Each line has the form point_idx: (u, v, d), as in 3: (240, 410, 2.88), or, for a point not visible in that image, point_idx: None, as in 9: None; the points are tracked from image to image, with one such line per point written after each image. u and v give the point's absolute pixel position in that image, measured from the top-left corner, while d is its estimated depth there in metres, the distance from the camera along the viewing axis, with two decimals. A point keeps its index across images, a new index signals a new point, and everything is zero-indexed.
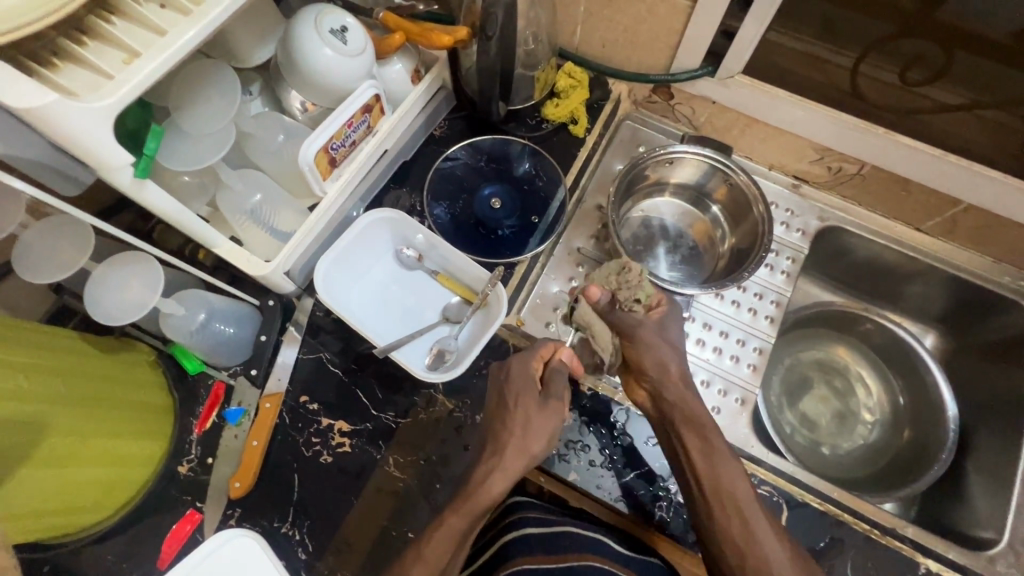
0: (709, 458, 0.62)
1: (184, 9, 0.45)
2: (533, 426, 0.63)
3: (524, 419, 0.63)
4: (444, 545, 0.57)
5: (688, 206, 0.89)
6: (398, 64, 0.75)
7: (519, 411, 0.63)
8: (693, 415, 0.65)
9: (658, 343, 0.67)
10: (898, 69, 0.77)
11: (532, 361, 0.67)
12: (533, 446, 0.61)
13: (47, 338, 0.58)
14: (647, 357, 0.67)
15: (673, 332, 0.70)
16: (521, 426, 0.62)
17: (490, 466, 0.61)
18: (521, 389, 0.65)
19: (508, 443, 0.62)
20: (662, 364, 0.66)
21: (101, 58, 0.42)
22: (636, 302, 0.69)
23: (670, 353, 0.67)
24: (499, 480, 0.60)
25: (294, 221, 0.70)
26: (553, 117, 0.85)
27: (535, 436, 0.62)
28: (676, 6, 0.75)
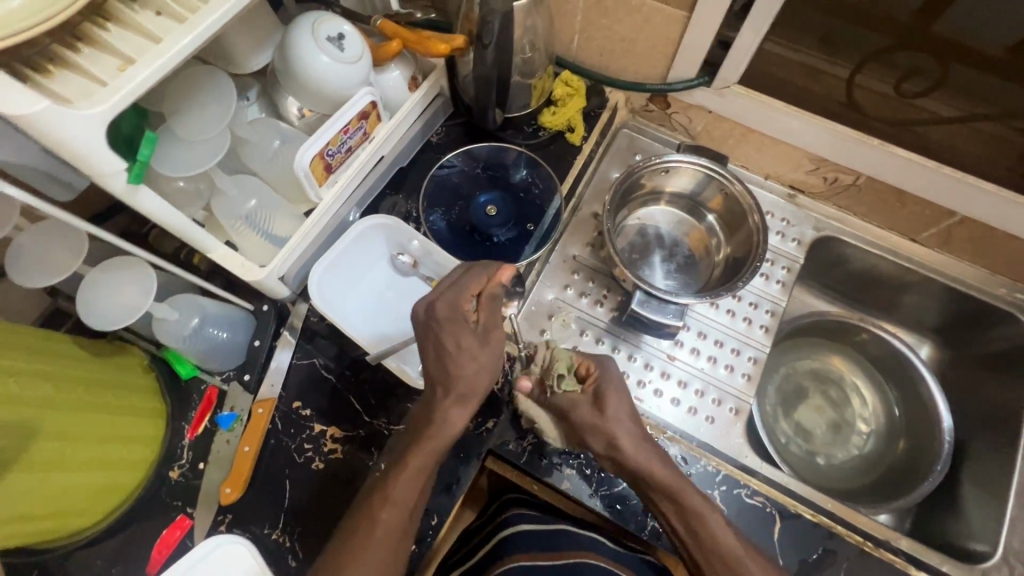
0: (688, 523, 0.60)
1: (179, 16, 0.45)
2: (475, 364, 0.60)
3: (471, 361, 0.60)
4: (411, 482, 0.58)
5: (684, 215, 0.89)
6: (395, 71, 0.75)
7: (465, 357, 0.60)
8: (661, 484, 0.60)
9: (600, 422, 0.62)
10: (894, 81, 0.77)
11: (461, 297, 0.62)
12: (479, 382, 0.60)
13: (39, 342, 0.58)
14: (592, 439, 0.63)
15: (614, 400, 0.63)
16: (461, 364, 0.59)
17: (441, 404, 0.60)
18: (460, 331, 0.60)
19: (457, 387, 0.60)
20: (610, 442, 0.62)
21: (96, 65, 0.42)
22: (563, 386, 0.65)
23: (617, 429, 0.62)
24: (461, 415, 0.61)
25: (291, 227, 0.71)
26: (549, 125, 0.85)
27: (478, 377, 0.60)
28: (673, 16, 0.75)
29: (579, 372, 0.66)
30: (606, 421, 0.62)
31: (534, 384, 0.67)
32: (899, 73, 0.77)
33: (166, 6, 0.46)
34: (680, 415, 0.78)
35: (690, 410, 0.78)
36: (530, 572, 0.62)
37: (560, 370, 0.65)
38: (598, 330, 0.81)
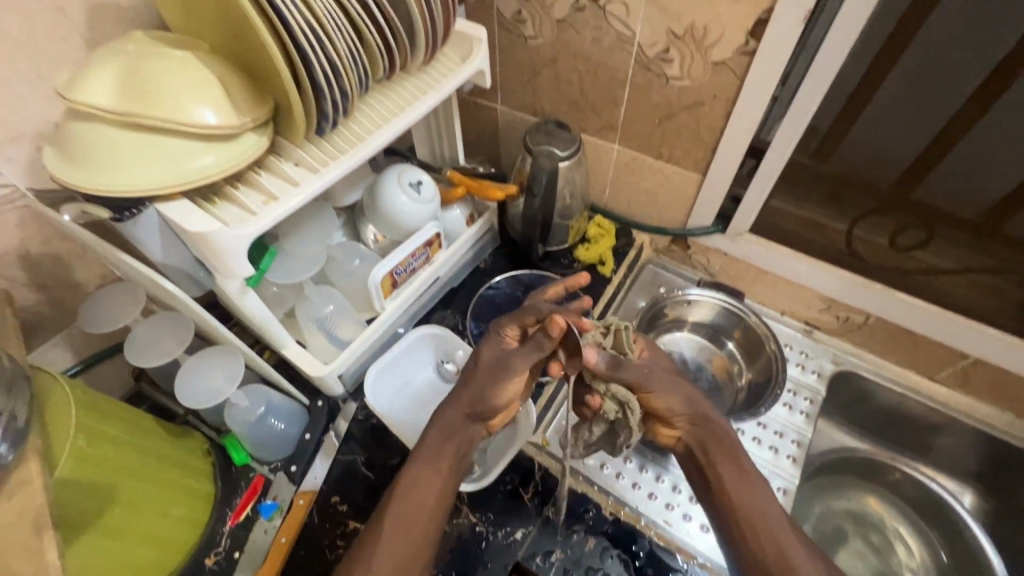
0: (743, 493, 0.61)
1: (313, 167, 0.60)
2: (494, 382, 0.65)
3: (488, 380, 0.65)
4: (423, 481, 0.61)
5: (706, 342, 0.96)
6: (457, 210, 0.91)
7: (484, 375, 0.66)
8: (727, 441, 0.65)
9: (671, 386, 0.65)
10: (888, 236, 0.89)
11: (506, 327, 0.68)
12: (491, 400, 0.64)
13: (132, 416, 0.66)
14: (674, 400, 0.65)
15: (658, 379, 0.64)
16: (480, 386, 0.65)
17: (447, 410, 0.66)
18: (488, 353, 0.67)
19: (472, 397, 0.65)
20: (689, 399, 0.66)
21: (248, 199, 0.56)
22: (628, 347, 0.65)
23: (684, 389, 0.66)
24: (449, 420, 0.65)
25: (353, 331, 0.81)
26: (584, 258, 0.99)
27: (487, 397, 0.64)
28: (689, 178, 0.90)
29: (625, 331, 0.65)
30: (665, 391, 0.64)
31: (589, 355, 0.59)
32: (892, 231, 0.89)
33: (303, 158, 0.60)
34: None
35: None
36: None
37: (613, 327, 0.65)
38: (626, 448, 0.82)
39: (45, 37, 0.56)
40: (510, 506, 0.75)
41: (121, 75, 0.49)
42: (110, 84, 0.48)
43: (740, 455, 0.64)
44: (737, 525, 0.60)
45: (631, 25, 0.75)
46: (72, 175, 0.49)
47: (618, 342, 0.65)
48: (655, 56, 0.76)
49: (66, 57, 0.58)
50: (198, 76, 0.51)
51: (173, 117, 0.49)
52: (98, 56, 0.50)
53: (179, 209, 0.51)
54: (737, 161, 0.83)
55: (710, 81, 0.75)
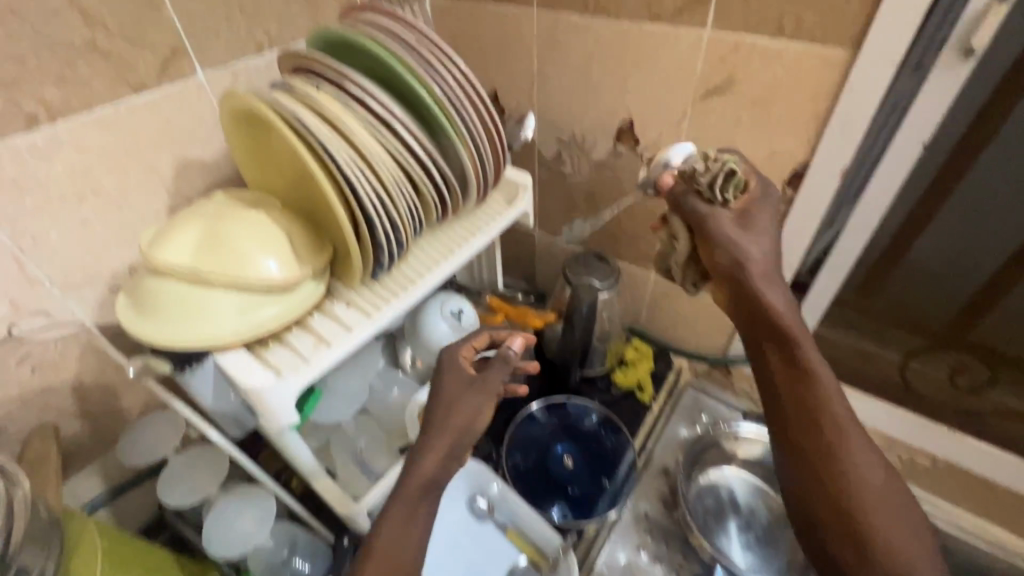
0: (797, 389, 0.52)
1: (367, 310, 0.61)
2: (455, 408, 0.57)
3: (449, 399, 0.57)
4: (399, 529, 0.51)
5: (762, 483, 0.88)
6: None
7: (444, 399, 0.57)
8: (779, 312, 0.51)
9: (741, 235, 0.52)
10: (947, 373, 0.87)
11: (459, 350, 0.62)
12: (453, 422, 0.56)
13: (151, 560, 0.62)
14: (739, 256, 0.52)
15: (764, 221, 0.54)
16: (442, 406, 0.57)
17: (417, 445, 0.55)
18: (448, 373, 0.59)
19: (441, 421, 0.56)
20: (768, 255, 0.52)
21: (301, 344, 0.57)
22: (725, 195, 0.53)
23: (755, 241, 0.52)
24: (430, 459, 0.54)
25: (385, 461, 0.78)
26: (621, 383, 0.96)
27: (455, 420, 0.56)
28: None
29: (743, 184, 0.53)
30: (745, 235, 0.52)
31: (671, 175, 0.56)
32: (950, 368, 0.87)
33: (355, 299, 0.62)
34: None
35: None
36: None
37: (732, 169, 0.52)
38: None
39: (137, 194, 0.61)
40: None
41: (200, 235, 0.52)
42: (190, 244, 0.52)
43: (797, 348, 0.51)
44: (809, 457, 0.51)
45: None
46: (142, 328, 0.51)
47: (718, 192, 0.52)
48: None
49: (152, 209, 0.63)
50: (270, 233, 0.55)
51: (245, 273, 0.52)
52: (181, 215, 0.54)
53: (237, 363, 0.52)
54: (780, 294, 0.82)
55: None
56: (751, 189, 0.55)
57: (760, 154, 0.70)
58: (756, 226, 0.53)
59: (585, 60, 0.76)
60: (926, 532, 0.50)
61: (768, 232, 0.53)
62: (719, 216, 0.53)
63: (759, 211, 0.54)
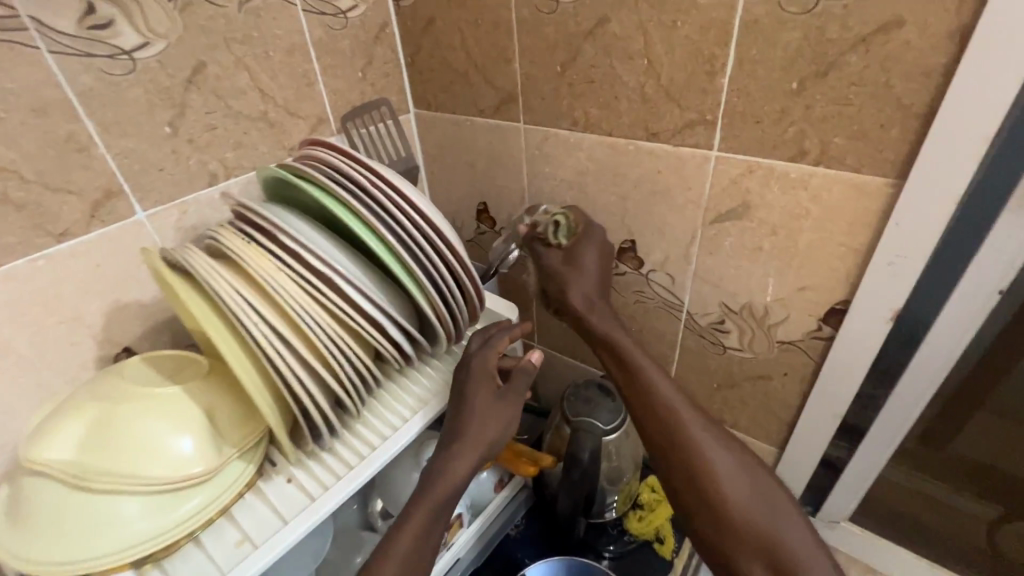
0: (627, 379, 0.60)
1: (310, 492, 0.49)
2: (488, 417, 0.54)
3: (480, 407, 0.54)
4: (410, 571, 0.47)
5: None
6: (486, 473, 0.77)
7: (477, 407, 0.54)
8: (598, 331, 0.62)
9: (566, 270, 0.66)
10: None
11: (492, 354, 0.57)
12: (488, 435, 0.53)
13: None
14: (570, 289, 0.65)
15: (590, 259, 0.66)
16: (474, 413, 0.54)
17: (445, 454, 0.53)
18: (479, 380, 0.56)
19: (467, 434, 0.53)
20: (585, 286, 0.65)
21: (216, 550, 0.46)
22: (557, 243, 0.66)
23: (579, 277, 0.65)
24: (460, 468, 0.52)
25: None
26: (637, 531, 0.80)
27: (489, 431, 0.54)
28: (762, 449, 0.74)
29: (575, 227, 0.67)
30: (576, 266, 0.66)
31: (527, 232, 0.68)
32: None
33: (296, 473, 0.51)
34: None
35: None
36: None
37: (557, 219, 0.66)
38: None
39: (56, 348, 0.53)
40: None
41: (93, 423, 0.43)
42: (78, 435, 0.42)
43: (619, 348, 0.61)
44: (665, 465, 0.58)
45: (677, 293, 0.69)
46: (9, 547, 0.41)
47: (551, 237, 0.66)
48: (709, 325, 0.68)
49: (75, 362, 0.55)
50: (182, 410, 0.45)
51: (141, 470, 0.42)
52: (79, 392, 0.45)
53: None
54: (824, 441, 0.68)
55: (778, 357, 0.65)
56: (586, 233, 0.67)
57: (786, 286, 0.59)
58: (584, 265, 0.66)
59: (578, 176, 0.68)
60: (796, 514, 0.53)
61: (599, 239, 0.67)
62: (550, 255, 0.67)
63: (586, 245, 0.66)
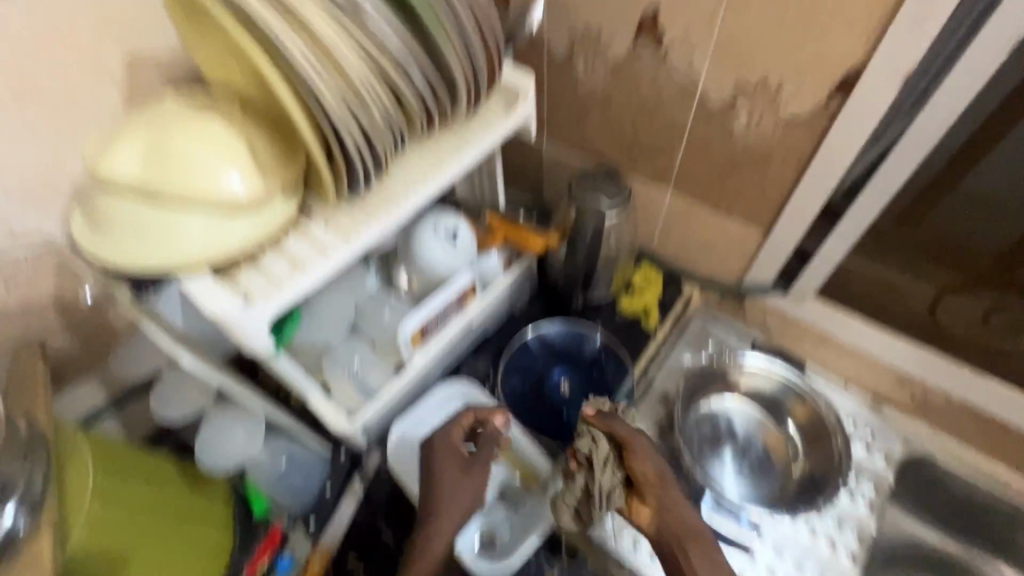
0: (658, 508, 0.63)
1: (345, 233, 0.56)
2: (456, 488, 0.66)
3: (450, 486, 0.66)
4: None
5: (764, 415, 0.86)
6: (495, 255, 0.84)
7: (448, 485, 0.66)
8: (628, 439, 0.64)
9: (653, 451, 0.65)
10: (979, 314, 0.81)
11: (454, 431, 0.69)
12: (461, 497, 0.65)
13: (153, 470, 0.65)
14: (639, 445, 0.64)
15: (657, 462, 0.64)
16: (447, 491, 0.65)
17: (425, 530, 0.63)
18: (445, 465, 0.67)
19: (436, 513, 0.64)
20: (655, 452, 0.65)
21: (273, 269, 0.53)
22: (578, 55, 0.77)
23: (649, 457, 0.64)
24: (439, 539, 0.63)
25: (382, 380, 0.78)
26: (626, 309, 0.92)
27: (461, 498, 0.65)
28: (749, 234, 0.82)
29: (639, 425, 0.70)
30: (637, 458, 0.64)
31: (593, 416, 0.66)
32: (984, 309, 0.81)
33: (333, 220, 0.57)
34: None
35: None
36: None
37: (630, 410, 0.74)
38: None
39: None
40: None
41: (149, 147, 0.48)
42: (137, 155, 0.48)
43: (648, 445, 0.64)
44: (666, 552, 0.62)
45: (694, 69, 0.68)
46: (102, 249, 0.48)
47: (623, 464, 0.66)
48: (720, 105, 0.70)
49: None
50: (226, 143, 0.49)
51: (199, 186, 0.48)
52: (129, 122, 0.49)
53: (199, 288, 0.49)
54: (807, 221, 0.75)
55: (783, 135, 0.68)
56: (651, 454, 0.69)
57: (808, 49, 0.59)
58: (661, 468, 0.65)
59: None
60: None
61: (612, 40, 0.72)
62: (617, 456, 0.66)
63: (655, 490, 0.63)
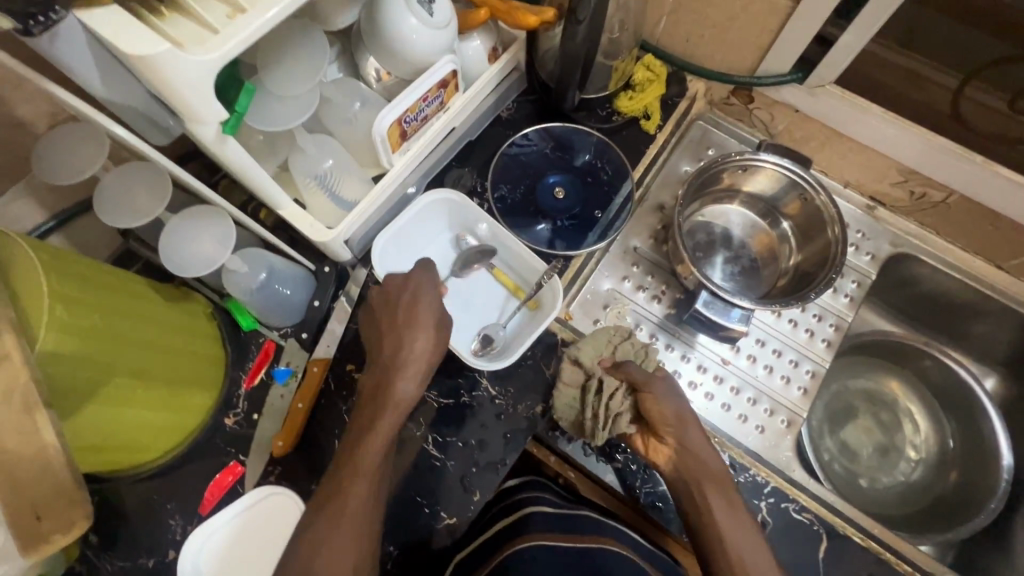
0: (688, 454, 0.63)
1: None
2: (422, 338, 0.65)
3: (412, 333, 0.65)
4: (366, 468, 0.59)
5: (757, 219, 0.84)
6: (476, 41, 0.73)
7: (415, 330, 0.65)
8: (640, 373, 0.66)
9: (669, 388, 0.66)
10: (1008, 96, 0.73)
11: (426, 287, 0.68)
12: (425, 350, 0.65)
13: (120, 281, 0.59)
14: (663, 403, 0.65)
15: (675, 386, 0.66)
16: (410, 339, 0.64)
17: (392, 377, 0.64)
18: (415, 310, 0.66)
19: (400, 358, 0.64)
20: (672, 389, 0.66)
21: (206, 11, 0.42)
22: None
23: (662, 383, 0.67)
24: (404, 390, 0.63)
25: (358, 190, 0.70)
26: (625, 110, 0.82)
27: (423, 348, 0.65)
28: (776, 6, 0.70)
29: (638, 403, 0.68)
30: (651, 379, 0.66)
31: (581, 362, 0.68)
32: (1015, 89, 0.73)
33: None
34: (728, 420, 0.76)
35: (739, 416, 0.76)
36: (553, 548, 0.61)
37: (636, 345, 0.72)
38: (652, 325, 0.79)
39: None
40: (532, 388, 0.72)
41: None
42: None
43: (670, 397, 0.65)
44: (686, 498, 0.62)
45: None
46: None
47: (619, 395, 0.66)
48: None
49: None
50: None
51: None
52: None
53: (108, 19, 0.37)
54: None
55: None
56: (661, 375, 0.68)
57: None
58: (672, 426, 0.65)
59: None
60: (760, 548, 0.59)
61: None
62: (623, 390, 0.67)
63: (676, 433, 0.64)
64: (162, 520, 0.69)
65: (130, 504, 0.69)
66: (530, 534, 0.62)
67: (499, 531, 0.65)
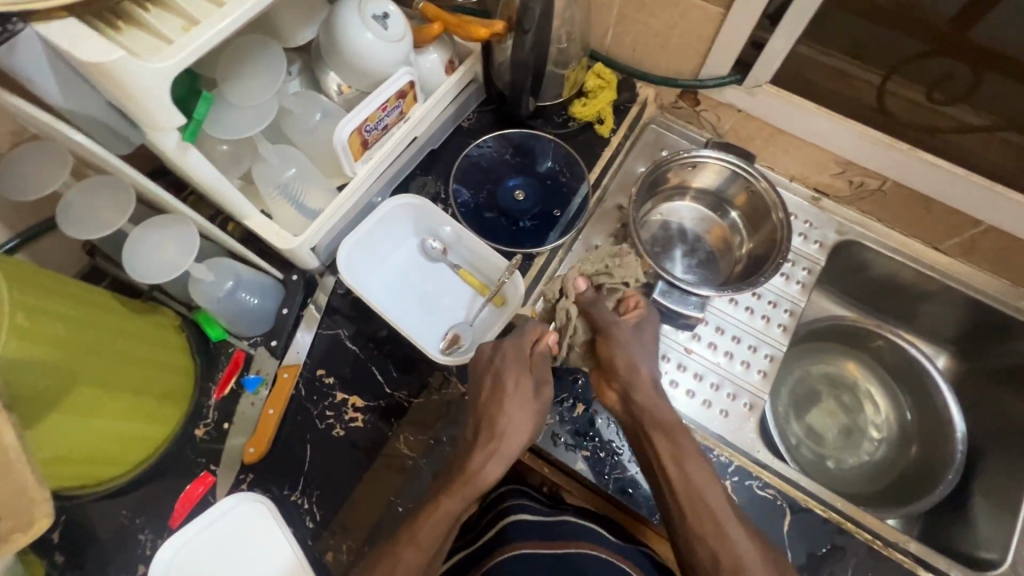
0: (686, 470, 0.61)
1: None
2: (520, 412, 0.63)
3: (518, 404, 0.63)
4: (437, 525, 0.59)
5: (708, 212, 0.89)
6: (433, 54, 0.77)
7: (513, 396, 0.63)
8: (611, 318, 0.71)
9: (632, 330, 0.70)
10: (924, 89, 0.77)
11: (524, 344, 0.68)
12: (524, 425, 0.63)
13: (86, 294, 0.59)
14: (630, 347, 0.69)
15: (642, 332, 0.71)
16: (511, 408, 0.63)
17: (484, 453, 0.61)
18: (513, 372, 0.65)
19: (498, 426, 0.62)
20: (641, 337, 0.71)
21: (162, 24, 0.44)
22: None
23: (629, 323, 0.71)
24: (494, 465, 0.61)
25: (323, 199, 0.72)
26: (580, 115, 0.87)
27: (516, 418, 0.63)
28: (709, 13, 0.76)
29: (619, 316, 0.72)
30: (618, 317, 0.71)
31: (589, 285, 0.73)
32: (929, 82, 0.76)
33: None
34: (694, 406, 0.78)
35: (704, 402, 0.79)
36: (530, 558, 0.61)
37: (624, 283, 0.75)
38: None
39: None
40: None
41: None
42: None
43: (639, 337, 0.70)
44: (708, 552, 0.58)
45: None
46: None
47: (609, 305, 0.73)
48: None
49: None
50: None
51: None
52: None
53: (67, 31, 0.40)
54: None
55: None
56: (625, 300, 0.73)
57: None
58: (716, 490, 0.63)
59: None
60: None
61: None
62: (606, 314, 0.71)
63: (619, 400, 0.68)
64: (131, 537, 0.68)
65: (97, 521, 0.68)
66: (514, 544, 0.62)
67: (483, 542, 0.66)
